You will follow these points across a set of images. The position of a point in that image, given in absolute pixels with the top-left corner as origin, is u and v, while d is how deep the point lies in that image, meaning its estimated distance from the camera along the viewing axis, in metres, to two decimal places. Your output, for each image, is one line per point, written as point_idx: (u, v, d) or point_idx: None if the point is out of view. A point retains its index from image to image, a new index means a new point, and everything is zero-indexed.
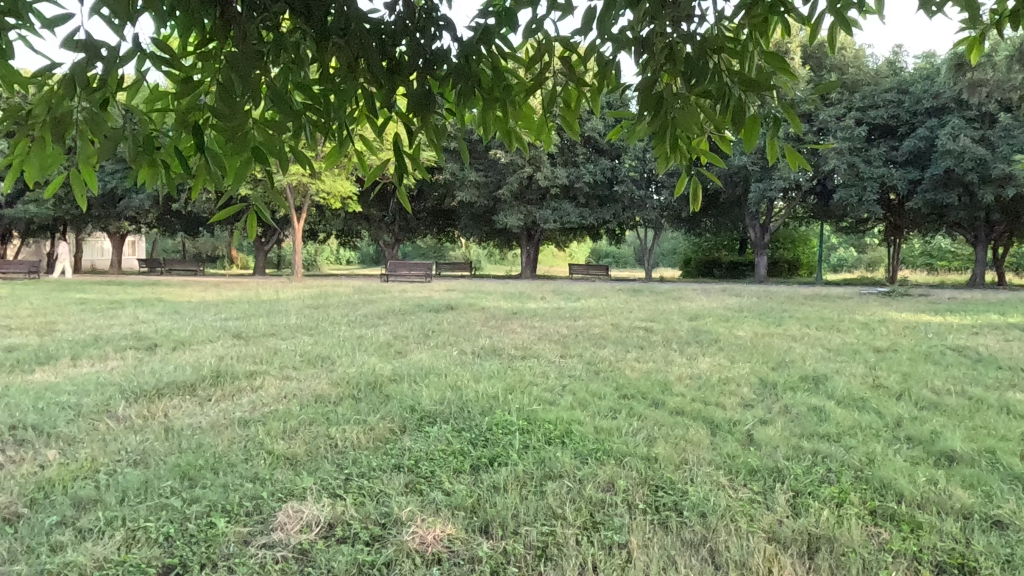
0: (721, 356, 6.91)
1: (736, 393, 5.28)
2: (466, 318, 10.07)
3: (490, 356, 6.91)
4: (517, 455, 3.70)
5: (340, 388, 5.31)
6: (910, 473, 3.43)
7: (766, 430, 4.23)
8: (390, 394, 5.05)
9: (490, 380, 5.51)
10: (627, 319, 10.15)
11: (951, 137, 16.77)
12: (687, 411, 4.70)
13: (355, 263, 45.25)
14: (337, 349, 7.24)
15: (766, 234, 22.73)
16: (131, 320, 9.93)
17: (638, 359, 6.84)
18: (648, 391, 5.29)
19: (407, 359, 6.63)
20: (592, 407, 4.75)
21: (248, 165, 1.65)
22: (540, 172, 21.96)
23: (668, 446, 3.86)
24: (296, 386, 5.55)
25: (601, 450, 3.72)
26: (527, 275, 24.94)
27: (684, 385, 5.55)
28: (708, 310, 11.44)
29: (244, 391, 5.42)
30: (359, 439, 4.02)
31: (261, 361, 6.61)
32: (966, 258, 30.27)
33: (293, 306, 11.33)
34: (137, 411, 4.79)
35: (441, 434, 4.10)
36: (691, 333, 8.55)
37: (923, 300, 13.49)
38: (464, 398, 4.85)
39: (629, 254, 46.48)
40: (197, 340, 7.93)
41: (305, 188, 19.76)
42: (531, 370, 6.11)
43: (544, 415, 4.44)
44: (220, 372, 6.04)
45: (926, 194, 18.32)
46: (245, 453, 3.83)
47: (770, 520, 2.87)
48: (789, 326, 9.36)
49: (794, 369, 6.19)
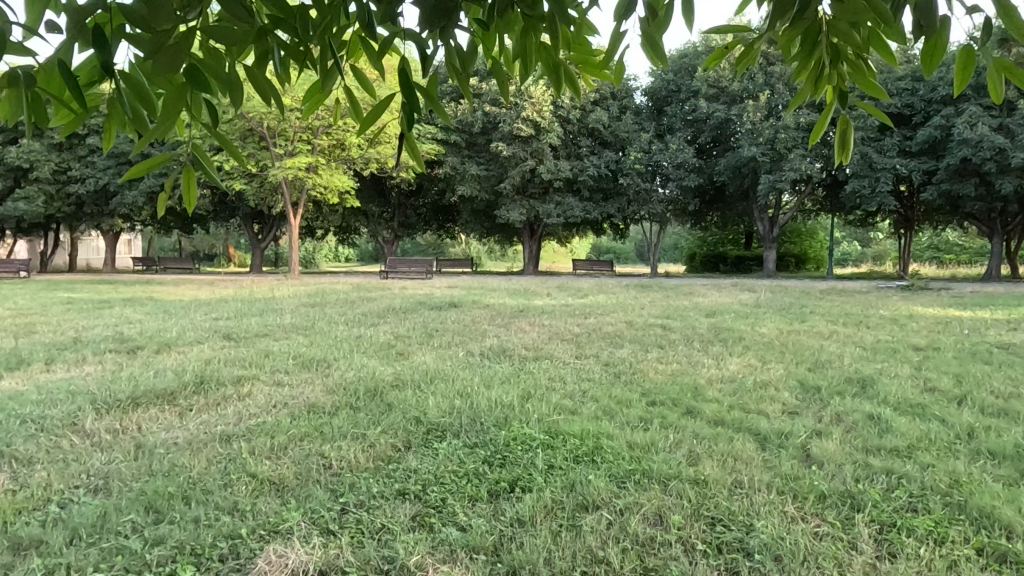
0: (750, 356, 6.37)
1: (777, 399, 4.74)
2: (471, 316, 9.53)
3: (499, 358, 6.36)
4: (543, 477, 3.18)
5: (336, 396, 4.78)
6: (1010, 499, 2.91)
7: (824, 443, 3.70)
8: (392, 403, 4.51)
9: (503, 386, 4.96)
10: (641, 315, 9.62)
11: (968, 125, 16.19)
12: (727, 421, 4.16)
13: (353, 261, 44.70)
14: (333, 351, 6.70)
15: (775, 227, 22.14)
16: (117, 320, 9.39)
17: (660, 359, 6.31)
18: (678, 397, 4.75)
19: (410, 362, 6.08)
20: (620, 417, 4.21)
21: (178, 100, 1.14)
22: (542, 164, 21.43)
23: (716, 466, 3.32)
24: (287, 394, 5.01)
25: (640, 471, 3.19)
26: (529, 271, 24.40)
27: (717, 389, 5.01)
28: (723, 306, 10.88)
29: (228, 401, 4.88)
30: (358, 458, 3.49)
31: (251, 365, 6.07)
32: (975, 252, 29.73)
33: (288, 305, 10.78)
34: (108, 424, 4.25)
35: (453, 452, 3.57)
36: (712, 330, 8.01)
37: (946, 293, 12.94)
38: (475, 407, 4.31)
39: (630, 250, 45.93)
40: (184, 342, 7.38)
41: (300, 182, 19.20)
42: (546, 373, 5.58)
43: (567, 427, 3.92)
44: (205, 377, 5.50)
45: (942, 184, 17.75)
46: (222, 478, 3.28)
47: (862, 564, 2.35)
48: (813, 322, 8.83)
49: (834, 370, 5.65)
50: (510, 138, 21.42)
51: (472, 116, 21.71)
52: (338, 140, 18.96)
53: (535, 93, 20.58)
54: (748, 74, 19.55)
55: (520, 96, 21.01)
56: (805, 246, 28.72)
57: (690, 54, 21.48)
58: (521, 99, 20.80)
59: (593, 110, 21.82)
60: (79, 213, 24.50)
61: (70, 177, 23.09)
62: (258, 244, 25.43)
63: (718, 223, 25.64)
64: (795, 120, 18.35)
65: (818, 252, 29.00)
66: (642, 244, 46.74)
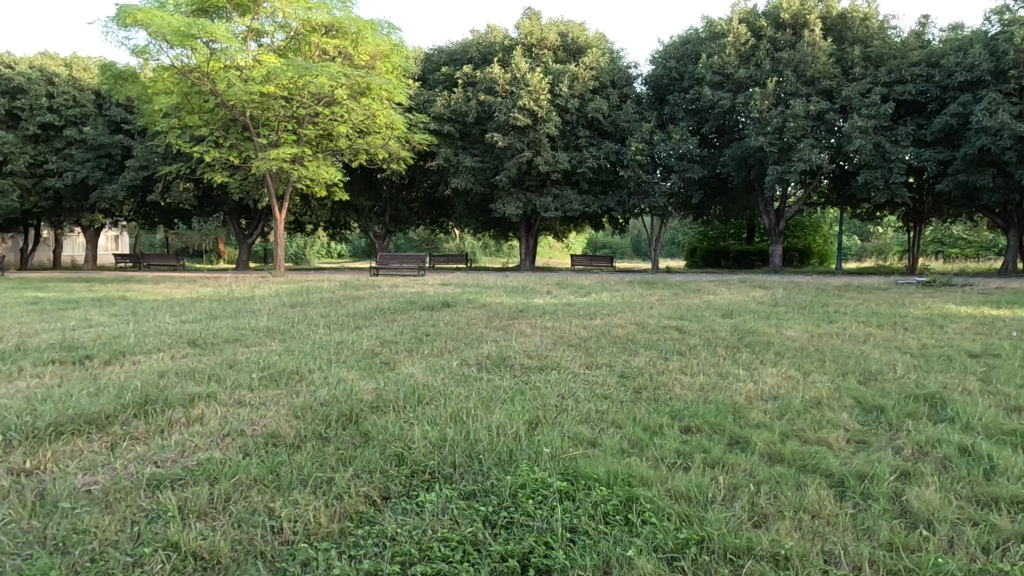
0: (788, 365, 5.55)
1: (837, 423, 3.93)
2: (467, 317, 8.68)
3: (499, 369, 5.51)
4: (566, 549, 2.40)
5: (302, 422, 3.94)
6: None
7: (920, 491, 2.88)
8: (370, 432, 3.69)
9: (507, 408, 4.11)
10: (653, 316, 8.80)
11: (987, 112, 15.37)
12: (789, 457, 3.33)
13: (347, 257, 43.82)
14: (309, 361, 5.86)
15: (781, 221, 21.34)
16: (78, 323, 8.57)
17: (684, 369, 5.50)
18: (717, 421, 3.92)
19: (394, 375, 5.24)
20: (652, 451, 3.40)
21: None
22: (540, 155, 20.56)
23: (792, 530, 2.52)
24: (245, 419, 4.16)
25: (695, 540, 2.41)
26: (526, 267, 23.62)
27: (762, 411, 4.17)
28: (739, 305, 10.07)
29: (172, 428, 4.03)
30: (318, 520, 2.66)
31: (209, 380, 5.21)
32: (981, 246, 29.05)
33: (269, 305, 9.95)
34: (13, 464, 3.40)
35: (447, 509, 2.75)
36: (734, 334, 7.19)
37: (974, 290, 12.07)
38: (473, 439, 3.47)
39: (627, 244, 45.21)
40: (143, 349, 6.53)
41: (286, 174, 18.31)
42: (554, 389, 4.76)
43: (587, 467, 3.10)
44: (152, 397, 4.64)
45: (958, 175, 16.86)
46: (134, 551, 2.45)
47: None
48: (844, 323, 8.02)
49: (891, 385, 4.82)
50: (506, 128, 20.60)
51: (466, 105, 20.97)
52: (326, 129, 18.19)
53: (532, 81, 19.85)
54: (755, 61, 18.80)
55: (516, 84, 20.30)
56: (809, 240, 28.01)
57: (692, 41, 21.04)
58: (518, 88, 20.04)
59: (592, 98, 21.03)
60: (58, 209, 23.58)
61: (47, 170, 22.11)
62: (245, 240, 24.57)
63: (721, 215, 24.84)
64: (804, 108, 17.50)
65: (823, 246, 28.29)
66: (640, 237, 46.05)
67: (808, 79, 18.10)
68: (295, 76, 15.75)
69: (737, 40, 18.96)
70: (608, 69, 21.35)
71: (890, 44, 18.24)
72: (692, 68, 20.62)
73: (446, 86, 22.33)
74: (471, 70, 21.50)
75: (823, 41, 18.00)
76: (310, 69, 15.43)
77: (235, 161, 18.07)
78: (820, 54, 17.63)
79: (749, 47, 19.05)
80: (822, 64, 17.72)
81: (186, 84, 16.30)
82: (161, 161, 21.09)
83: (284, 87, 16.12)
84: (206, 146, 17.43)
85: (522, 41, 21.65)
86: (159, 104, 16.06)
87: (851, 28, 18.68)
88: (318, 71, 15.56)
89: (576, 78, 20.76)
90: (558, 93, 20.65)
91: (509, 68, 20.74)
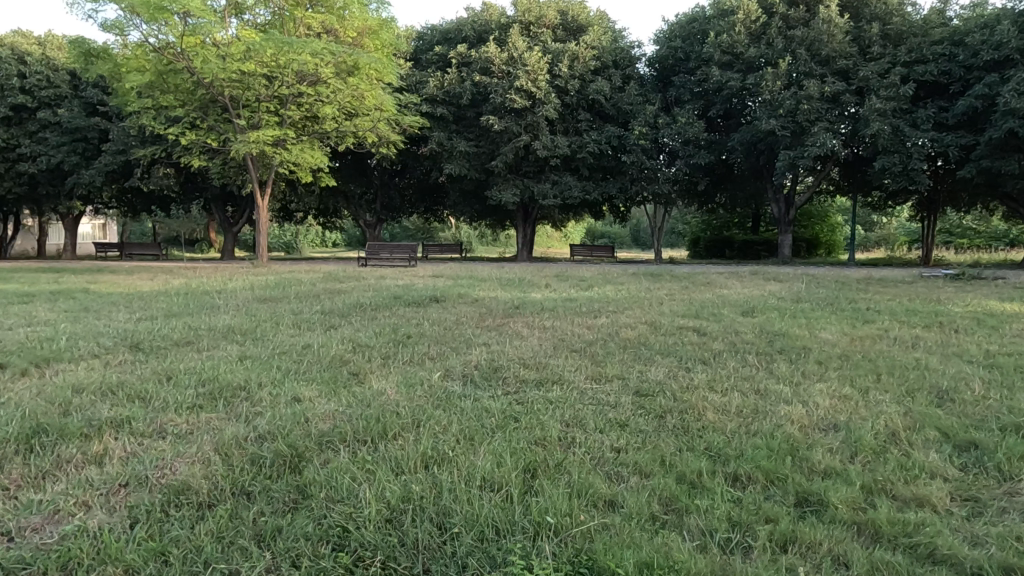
0: (839, 381, 4.57)
1: (932, 470, 2.96)
2: (457, 315, 7.74)
3: (488, 386, 4.53)
4: None
5: (226, 470, 2.94)
6: None
7: None
8: (310, 487, 2.71)
9: (497, 447, 3.13)
10: (664, 314, 7.88)
11: (1016, 93, 14.33)
12: (890, 532, 2.37)
13: (341, 247, 42.94)
14: (261, 373, 4.87)
15: (790, 209, 20.32)
16: (19, 321, 7.58)
17: (714, 385, 4.53)
18: (775, 467, 2.96)
19: (362, 393, 4.26)
20: (697, 521, 2.44)
21: None
22: (538, 139, 19.51)
23: None
24: (156, 459, 3.18)
25: None
26: (524, 257, 22.62)
27: (827, 451, 3.20)
28: (756, 300, 9.15)
29: (59, 473, 3.05)
30: None
31: (134, 401, 4.22)
32: (990, 237, 28.22)
33: (239, 300, 8.99)
34: None
35: None
36: (764, 337, 6.23)
37: (1003, 284, 11.17)
38: (449, 502, 2.51)
39: (627, 234, 44.26)
40: (75, 357, 5.55)
41: (267, 157, 17.27)
42: (555, 414, 3.78)
43: (608, 553, 2.15)
44: (46, 425, 3.65)
45: (982, 160, 15.80)
46: None
47: None
48: (882, 324, 7.11)
49: (978, 411, 3.83)
50: (503, 111, 19.60)
51: (460, 87, 19.98)
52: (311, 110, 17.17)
53: (530, 60, 18.93)
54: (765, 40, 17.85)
55: (513, 64, 19.36)
56: (817, 229, 27.12)
57: (699, 19, 20.04)
58: (515, 68, 19.08)
59: (593, 78, 20.05)
60: (34, 195, 22.54)
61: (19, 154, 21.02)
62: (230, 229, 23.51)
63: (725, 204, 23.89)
64: (818, 90, 16.53)
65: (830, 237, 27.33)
66: (639, 227, 45.19)
67: (823, 59, 17.10)
68: (277, 53, 14.70)
69: (747, 18, 17.99)
70: (610, 49, 20.34)
71: (910, 21, 17.29)
72: (698, 48, 19.69)
73: (439, 66, 21.31)
74: (466, 49, 20.55)
75: (839, 17, 16.98)
76: (293, 45, 14.44)
77: (214, 144, 17.02)
78: (836, 32, 16.63)
79: (760, 24, 18.11)
80: (838, 42, 16.71)
81: (160, 62, 15.29)
82: (139, 144, 19.99)
83: (265, 65, 14.98)
84: (182, 128, 16.39)
85: (521, 19, 20.68)
86: (131, 84, 14.98)
87: (869, 4, 17.47)
88: (303, 47, 14.54)
89: (576, 58, 19.85)
90: (557, 73, 19.72)
91: (507, 47, 19.78)
